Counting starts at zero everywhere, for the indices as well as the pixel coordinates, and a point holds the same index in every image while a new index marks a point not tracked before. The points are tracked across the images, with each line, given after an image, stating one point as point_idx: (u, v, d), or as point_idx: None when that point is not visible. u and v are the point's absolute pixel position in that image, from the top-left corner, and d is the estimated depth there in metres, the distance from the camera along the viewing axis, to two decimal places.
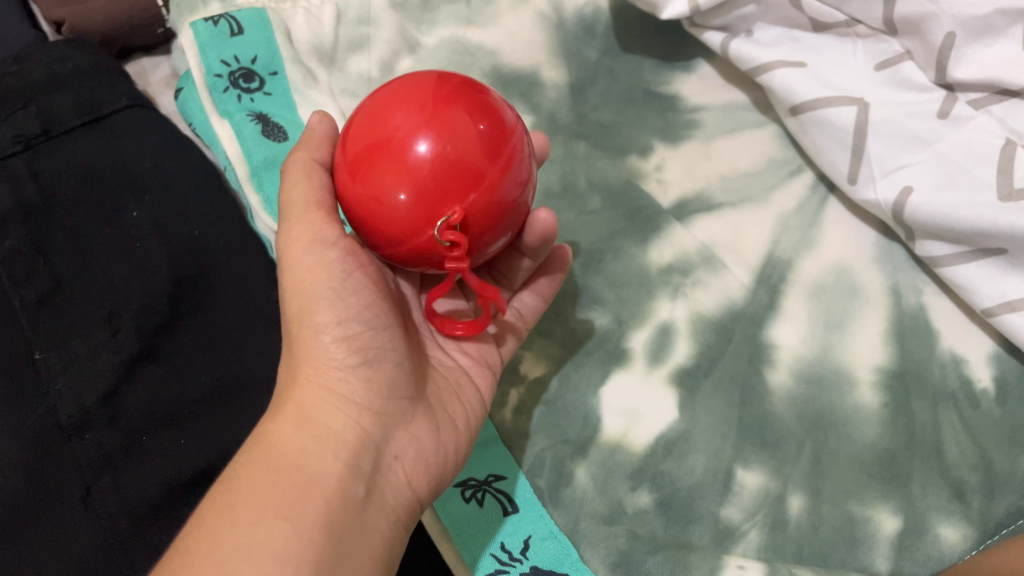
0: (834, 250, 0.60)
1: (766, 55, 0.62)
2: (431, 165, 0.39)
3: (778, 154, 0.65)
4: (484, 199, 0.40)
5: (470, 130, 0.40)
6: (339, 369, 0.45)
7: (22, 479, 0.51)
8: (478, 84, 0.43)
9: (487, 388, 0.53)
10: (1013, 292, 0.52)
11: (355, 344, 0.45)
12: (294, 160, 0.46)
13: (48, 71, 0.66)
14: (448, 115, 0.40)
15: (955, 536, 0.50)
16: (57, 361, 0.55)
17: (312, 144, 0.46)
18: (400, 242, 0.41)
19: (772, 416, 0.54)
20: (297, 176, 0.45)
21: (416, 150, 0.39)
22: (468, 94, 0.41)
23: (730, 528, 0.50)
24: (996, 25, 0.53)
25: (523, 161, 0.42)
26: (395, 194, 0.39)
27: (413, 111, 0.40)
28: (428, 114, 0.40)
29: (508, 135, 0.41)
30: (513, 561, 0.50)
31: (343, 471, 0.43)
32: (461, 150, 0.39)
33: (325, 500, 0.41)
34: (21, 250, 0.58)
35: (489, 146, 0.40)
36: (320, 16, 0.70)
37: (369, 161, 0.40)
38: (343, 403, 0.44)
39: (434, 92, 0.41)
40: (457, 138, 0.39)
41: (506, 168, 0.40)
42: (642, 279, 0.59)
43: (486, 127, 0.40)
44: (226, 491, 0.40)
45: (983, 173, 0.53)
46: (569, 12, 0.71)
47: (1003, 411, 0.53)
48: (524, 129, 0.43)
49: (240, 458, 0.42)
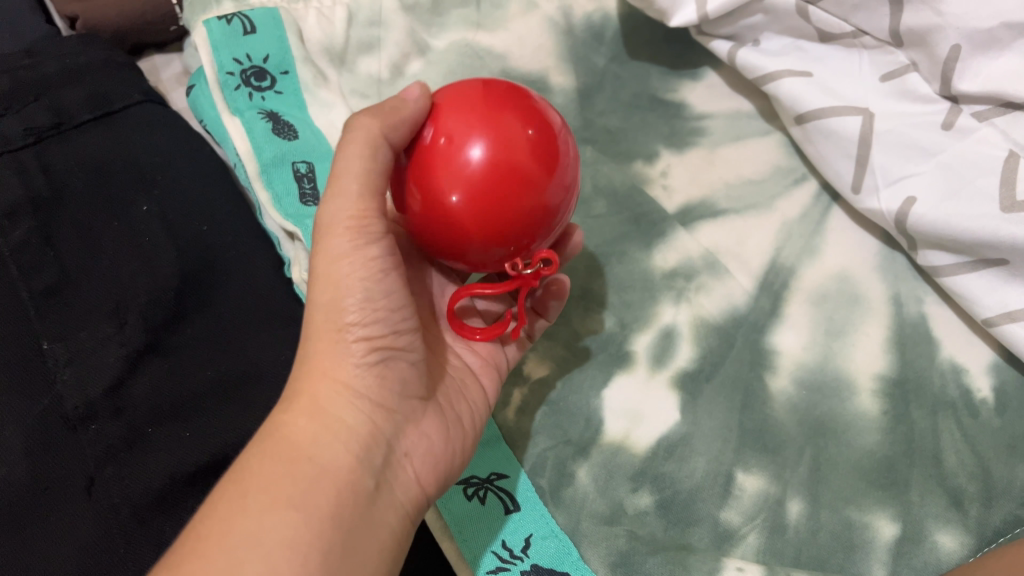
0: (837, 258, 0.60)
1: (773, 64, 0.63)
2: (483, 168, 0.40)
3: (783, 162, 0.65)
4: (534, 203, 0.41)
5: (519, 134, 0.41)
6: (357, 365, 0.45)
7: (25, 468, 0.51)
8: (525, 91, 0.44)
9: (491, 389, 0.54)
10: (1014, 302, 0.53)
11: (374, 342, 0.45)
12: (357, 133, 0.44)
13: (61, 65, 0.66)
14: (500, 121, 0.41)
15: (952, 543, 0.50)
16: (64, 352, 0.56)
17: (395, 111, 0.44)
18: (452, 242, 0.43)
19: (773, 421, 0.54)
20: (357, 154, 0.44)
21: (470, 156, 0.40)
22: (516, 100, 0.42)
23: (730, 531, 0.51)
24: (1001, 39, 0.53)
25: (570, 164, 0.43)
26: (450, 198, 0.41)
27: (467, 118, 0.41)
28: (480, 120, 0.41)
29: (556, 139, 0.42)
30: (514, 559, 0.50)
31: (355, 465, 0.43)
32: (510, 155, 0.40)
33: (337, 492, 0.41)
34: (29, 242, 0.58)
35: (537, 149, 0.41)
36: (332, 17, 0.71)
37: (427, 164, 0.42)
38: (356, 397, 0.45)
39: (485, 97, 0.42)
40: (507, 142, 0.40)
41: (554, 173, 0.41)
42: (646, 283, 0.60)
43: (535, 132, 0.41)
44: (237, 480, 0.41)
45: (986, 184, 0.53)
46: (578, 18, 0.72)
47: (1002, 421, 0.54)
48: (570, 132, 0.44)
49: (252, 447, 0.42)
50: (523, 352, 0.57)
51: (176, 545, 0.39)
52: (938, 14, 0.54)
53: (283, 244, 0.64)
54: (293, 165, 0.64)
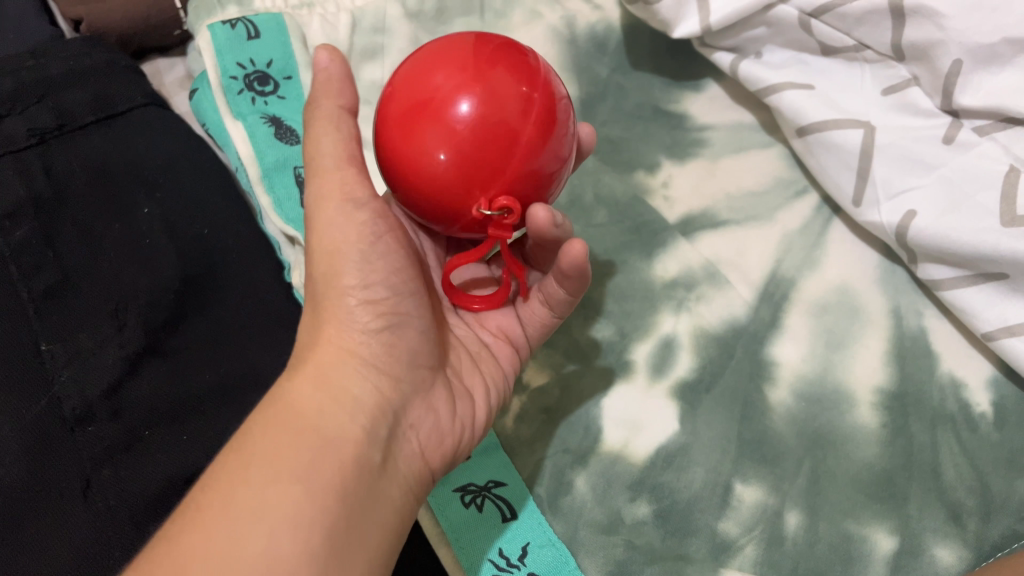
0: (837, 270, 0.61)
1: (775, 77, 0.63)
2: (471, 125, 0.40)
3: (784, 174, 0.65)
4: (525, 164, 0.41)
5: (512, 91, 0.40)
6: (363, 332, 0.45)
7: (22, 470, 0.51)
8: (518, 46, 0.43)
9: (508, 365, 0.55)
10: (1013, 317, 0.53)
11: (380, 308, 0.45)
12: (316, 125, 0.45)
13: (65, 67, 0.67)
14: (491, 76, 0.40)
15: (950, 557, 0.50)
16: (62, 353, 0.55)
17: (335, 93, 0.46)
18: (439, 202, 0.42)
19: (772, 433, 0.54)
20: (329, 132, 0.45)
21: (459, 110, 0.40)
22: (509, 57, 0.42)
23: (727, 542, 0.51)
24: (1003, 54, 0.54)
25: (565, 130, 0.43)
26: (436, 155, 0.41)
27: (455, 72, 0.41)
28: (470, 75, 0.40)
29: (551, 99, 0.42)
30: (511, 567, 0.50)
31: (360, 436, 0.43)
32: (502, 112, 0.40)
33: (342, 464, 0.41)
34: (30, 243, 0.58)
35: (530, 108, 0.41)
36: (337, 23, 0.71)
37: (411, 119, 0.41)
38: (363, 366, 0.45)
39: (477, 52, 0.42)
40: (499, 99, 0.40)
41: (547, 133, 0.41)
42: (646, 293, 0.60)
43: (528, 91, 0.41)
44: (239, 450, 0.40)
45: (986, 199, 0.54)
46: (582, 28, 0.73)
47: (1001, 435, 0.53)
48: (566, 94, 0.44)
49: (256, 417, 0.42)
50: (545, 323, 0.55)
51: (177, 523, 0.38)
52: (940, 29, 0.55)
53: (284, 248, 0.64)
54: (296, 170, 0.65)
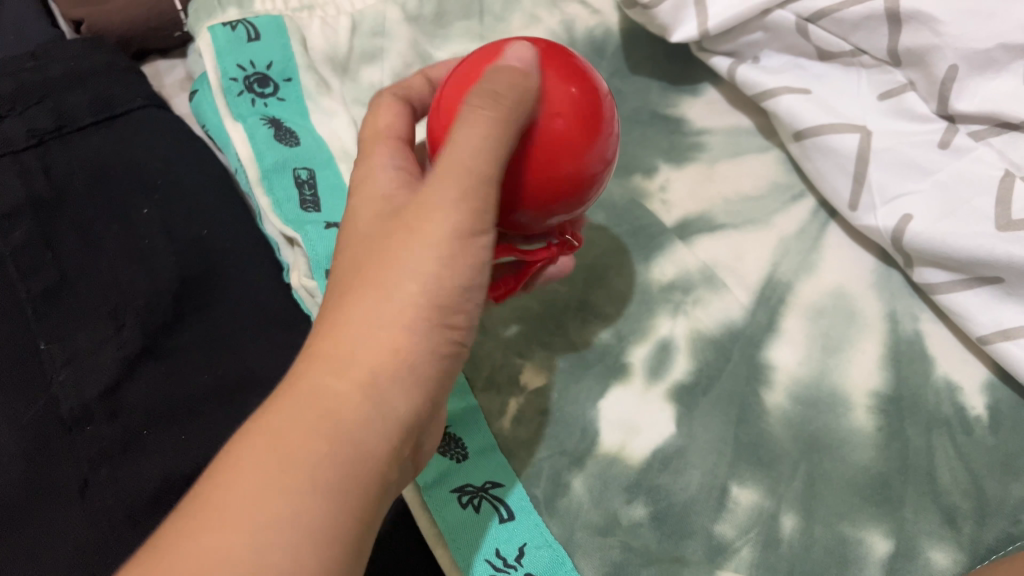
0: (833, 274, 0.61)
1: (772, 81, 0.64)
2: (518, 126, 0.41)
3: (781, 179, 0.66)
4: (570, 168, 0.41)
5: (561, 92, 0.41)
6: (432, 351, 0.41)
7: (20, 469, 0.51)
8: (564, 49, 0.44)
9: None
10: (1008, 321, 0.53)
11: (452, 330, 0.42)
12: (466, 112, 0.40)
13: (66, 68, 0.67)
14: (537, 76, 0.41)
15: (945, 560, 0.50)
16: (60, 353, 0.56)
17: (494, 79, 0.40)
18: None
19: (768, 436, 0.54)
20: (472, 131, 0.39)
21: None
22: (560, 59, 0.42)
23: (723, 544, 0.51)
24: (999, 60, 0.54)
25: (611, 133, 0.42)
26: None
27: (502, 72, 0.42)
28: (517, 75, 0.41)
29: (596, 99, 0.41)
30: (508, 567, 0.50)
31: (398, 461, 0.41)
32: (548, 112, 0.40)
33: (375, 490, 0.39)
34: (29, 243, 0.59)
35: (578, 109, 0.41)
36: (337, 26, 0.72)
37: (458, 120, 0.42)
38: (419, 386, 0.41)
39: (522, 52, 0.42)
40: (548, 99, 0.40)
41: (593, 138, 0.41)
42: (644, 296, 0.60)
43: (577, 91, 0.41)
44: (281, 451, 0.37)
45: (983, 203, 0.54)
46: (581, 32, 0.73)
47: (996, 439, 0.54)
48: (613, 96, 0.43)
49: (302, 414, 0.38)
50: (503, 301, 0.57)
51: (185, 520, 0.35)
52: (937, 34, 0.55)
53: (283, 249, 0.64)
54: (295, 172, 0.65)
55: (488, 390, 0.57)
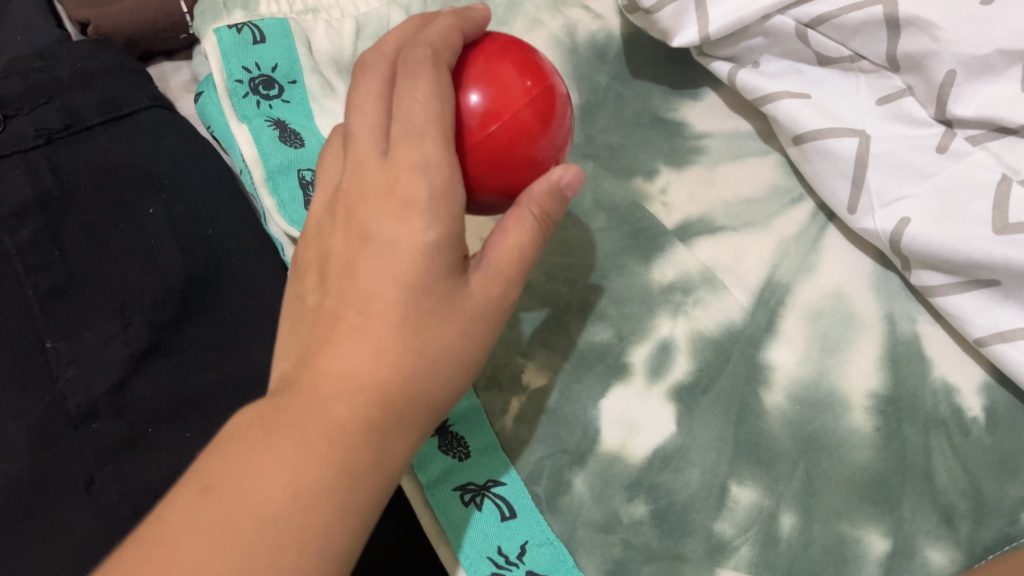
0: (831, 276, 0.62)
1: (772, 86, 0.64)
2: (480, 114, 0.45)
3: (780, 182, 0.66)
4: (526, 150, 0.45)
5: (517, 85, 0.45)
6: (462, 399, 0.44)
7: (27, 464, 0.52)
8: (525, 44, 0.48)
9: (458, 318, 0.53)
10: (1005, 323, 0.54)
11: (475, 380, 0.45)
12: (518, 216, 0.44)
13: (73, 69, 0.68)
14: (499, 71, 0.46)
15: (942, 560, 0.51)
16: (67, 350, 0.57)
17: (536, 195, 0.44)
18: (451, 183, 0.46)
19: (768, 435, 0.55)
20: (518, 245, 0.44)
21: (469, 100, 0.45)
22: (517, 54, 0.47)
23: (723, 542, 0.52)
24: (997, 65, 0.56)
25: (563, 127, 0.47)
26: None
27: (466, 67, 0.46)
28: (480, 70, 0.46)
29: (551, 93, 0.46)
30: (510, 565, 0.52)
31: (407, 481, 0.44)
32: (507, 100, 0.45)
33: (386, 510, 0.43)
34: (37, 241, 0.60)
35: (532, 98, 0.45)
36: (341, 29, 0.73)
37: None
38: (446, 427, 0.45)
39: (486, 51, 0.47)
40: (506, 92, 0.45)
41: (546, 127, 0.46)
42: (644, 297, 0.60)
43: (533, 84, 0.46)
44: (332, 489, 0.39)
45: (979, 207, 0.55)
46: (582, 36, 0.74)
47: (993, 439, 0.54)
48: (567, 94, 0.48)
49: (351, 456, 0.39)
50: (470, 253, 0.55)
51: (210, 553, 0.37)
52: (934, 40, 0.56)
53: (287, 250, 0.64)
54: (299, 173, 0.65)
55: (490, 389, 0.58)
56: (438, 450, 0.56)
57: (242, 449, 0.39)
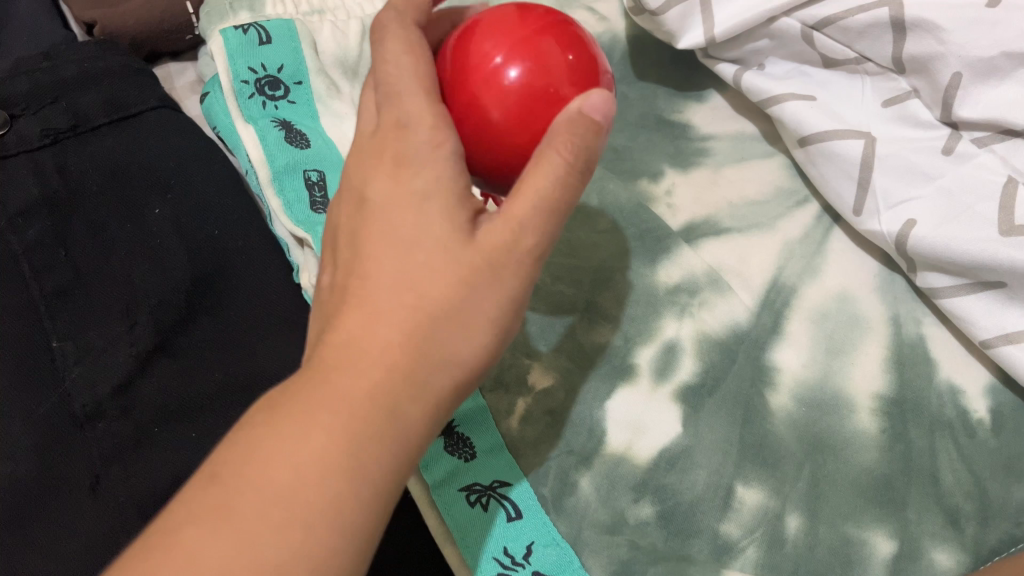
0: (837, 278, 0.62)
1: (777, 88, 0.64)
2: (520, 90, 0.43)
3: (785, 184, 0.66)
4: None
5: (558, 59, 0.43)
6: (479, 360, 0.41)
7: (33, 464, 0.52)
8: (561, 15, 0.46)
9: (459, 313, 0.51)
10: (1011, 325, 0.54)
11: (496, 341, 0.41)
12: (541, 154, 0.40)
13: (79, 69, 0.68)
14: (538, 44, 0.43)
15: (948, 561, 0.51)
16: (73, 350, 0.57)
17: (560, 128, 0.40)
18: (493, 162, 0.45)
19: (773, 437, 0.55)
20: (542, 181, 0.40)
21: (508, 76, 0.43)
22: (555, 26, 0.45)
23: (728, 544, 0.52)
24: (1002, 67, 0.55)
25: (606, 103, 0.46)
26: (489, 116, 0.43)
27: (502, 39, 0.44)
28: (518, 43, 0.43)
29: (593, 67, 0.44)
30: (515, 565, 0.52)
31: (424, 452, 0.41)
32: (549, 75, 0.43)
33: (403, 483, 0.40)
34: (43, 241, 0.60)
35: (575, 73, 0.43)
36: (347, 31, 0.73)
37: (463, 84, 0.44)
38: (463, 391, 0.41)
39: (523, 22, 0.45)
40: (547, 66, 0.43)
41: None
42: (649, 299, 0.61)
43: (574, 58, 0.44)
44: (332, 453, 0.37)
45: (985, 209, 0.55)
46: None
47: (998, 441, 0.54)
48: (608, 67, 0.46)
49: (352, 419, 0.38)
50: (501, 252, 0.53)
51: (215, 530, 0.36)
52: (941, 42, 0.56)
53: (293, 250, 0.65)
54: (305, 173, 0.65)
55: (496, 390, 0.58)
56: (444, 451, 0.56)
57: (250, 422, 0.39)
